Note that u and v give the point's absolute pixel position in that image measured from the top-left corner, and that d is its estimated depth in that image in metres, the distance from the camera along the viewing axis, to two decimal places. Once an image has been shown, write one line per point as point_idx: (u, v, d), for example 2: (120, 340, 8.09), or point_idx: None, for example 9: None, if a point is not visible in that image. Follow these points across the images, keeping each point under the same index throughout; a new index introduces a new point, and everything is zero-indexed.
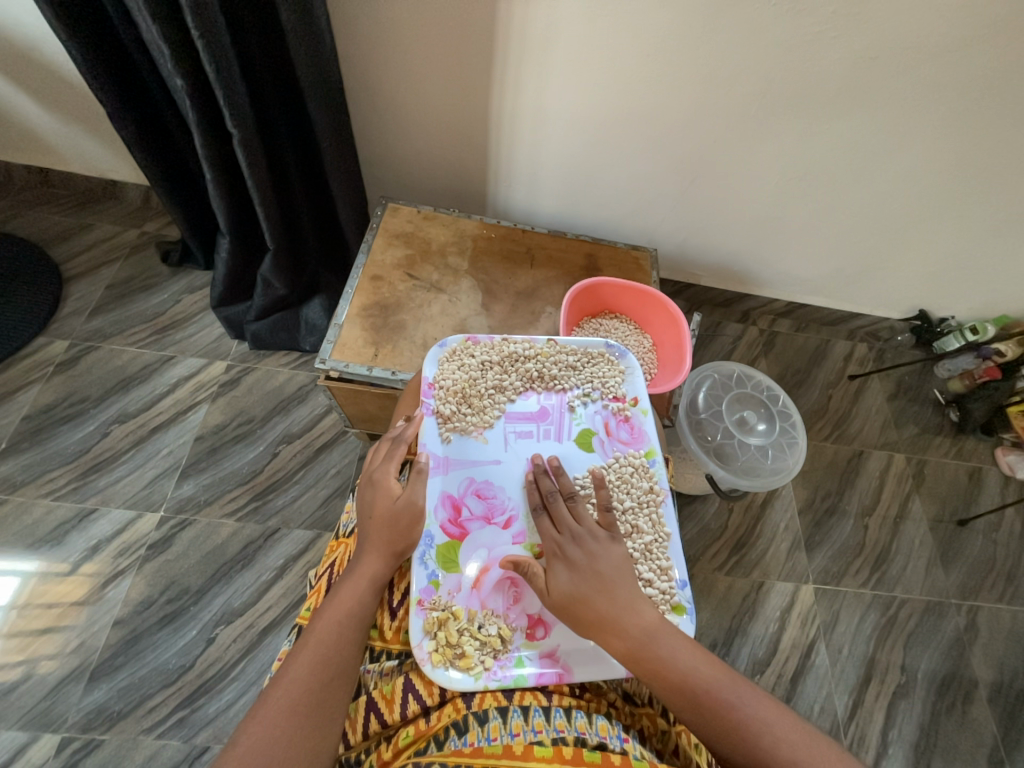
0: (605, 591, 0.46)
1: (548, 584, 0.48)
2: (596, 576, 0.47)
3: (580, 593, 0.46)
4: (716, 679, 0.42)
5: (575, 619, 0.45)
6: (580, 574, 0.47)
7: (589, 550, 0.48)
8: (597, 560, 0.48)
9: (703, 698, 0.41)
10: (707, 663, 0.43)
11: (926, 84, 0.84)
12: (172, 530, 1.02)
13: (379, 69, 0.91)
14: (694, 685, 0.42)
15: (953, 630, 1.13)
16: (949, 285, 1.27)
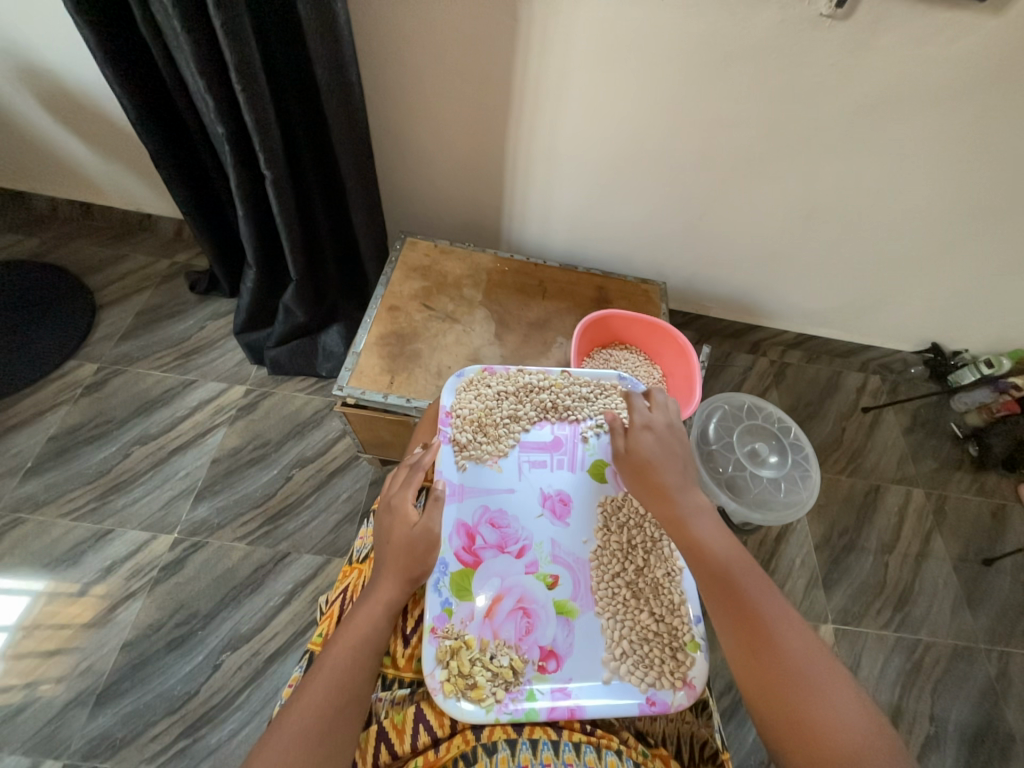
0: (678, 465, 0.54)
1: (631, 452, 0.55)
2: (673, 459, 0.54)
3: (659, 459, 0.54)
4: (754, 578, 0.48)
5: (648, 482, 0.53)
6: (661, 444, 0.55)
7: (670, 433, 0.56)
8: (677, 443, 0.55)
9: (735, 583, 0.47)
10: (751, 567, 0.49)
11: (927, 128, 0.87)
12: (185, 552, 1.04)
13: (402, 115, 0.98)
14: (731, 573, 0.48)
15: (984, 678, 1.07)
16: (959, 319, 1.27)
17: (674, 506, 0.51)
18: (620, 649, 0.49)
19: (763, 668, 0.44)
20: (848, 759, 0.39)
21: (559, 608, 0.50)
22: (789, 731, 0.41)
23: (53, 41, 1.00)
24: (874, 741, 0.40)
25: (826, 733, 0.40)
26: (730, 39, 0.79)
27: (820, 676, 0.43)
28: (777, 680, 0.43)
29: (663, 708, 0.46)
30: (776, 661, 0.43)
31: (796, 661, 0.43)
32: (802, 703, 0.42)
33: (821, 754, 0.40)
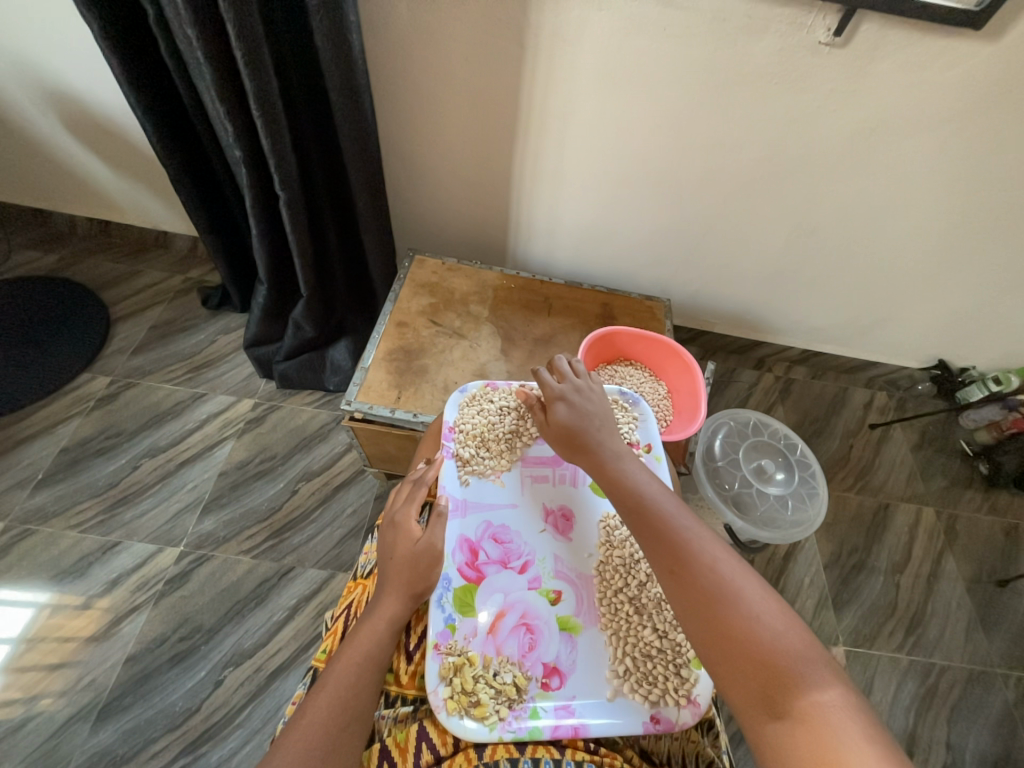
0: (593, 419, 0.55)
1: (548, 415, 0.57)
2: (589, 413, 0.56)
3: (575, 418, 0.55)
4: (668, 505, 0.47)
5: (568, 440, 0.55)
6: (578, 405, 0.56)
7: (586, 394, 0.58)
8: (593, 401, 0.57)
9: (648, 513, 0.47)
10: (666, 496, 0.49)
11: (925, 151, 0.89)
12: (190, 565, 1.04)
13: (412, 139, 1.01)
14: (644, 504, 0.48)
15: (1002, 704, 1.04)
16: (965, 337, 1.27)
17: (590, 456, 0.53)
18: (624, 665, 0.47)
19: (681, 591, 0.42)
20: (770, 667, 0.37)
21: (562, 624, 0.49)
22: (713, 648, 0.40)
23: (80, 69, 1.05)
24: (795, 644, 0.38)
25: (748, 646, 0.38)
26: (731, 65, 0.81)
27: (738, 587, 0.41)
28: (695, 600, 0.41)
29: (668, 727, 0.44)
30: (694, 580, 0.42)
31: (714, 576, 0.42)
32: (722, 618, 0.40)
33: (741, 665, 0.38)
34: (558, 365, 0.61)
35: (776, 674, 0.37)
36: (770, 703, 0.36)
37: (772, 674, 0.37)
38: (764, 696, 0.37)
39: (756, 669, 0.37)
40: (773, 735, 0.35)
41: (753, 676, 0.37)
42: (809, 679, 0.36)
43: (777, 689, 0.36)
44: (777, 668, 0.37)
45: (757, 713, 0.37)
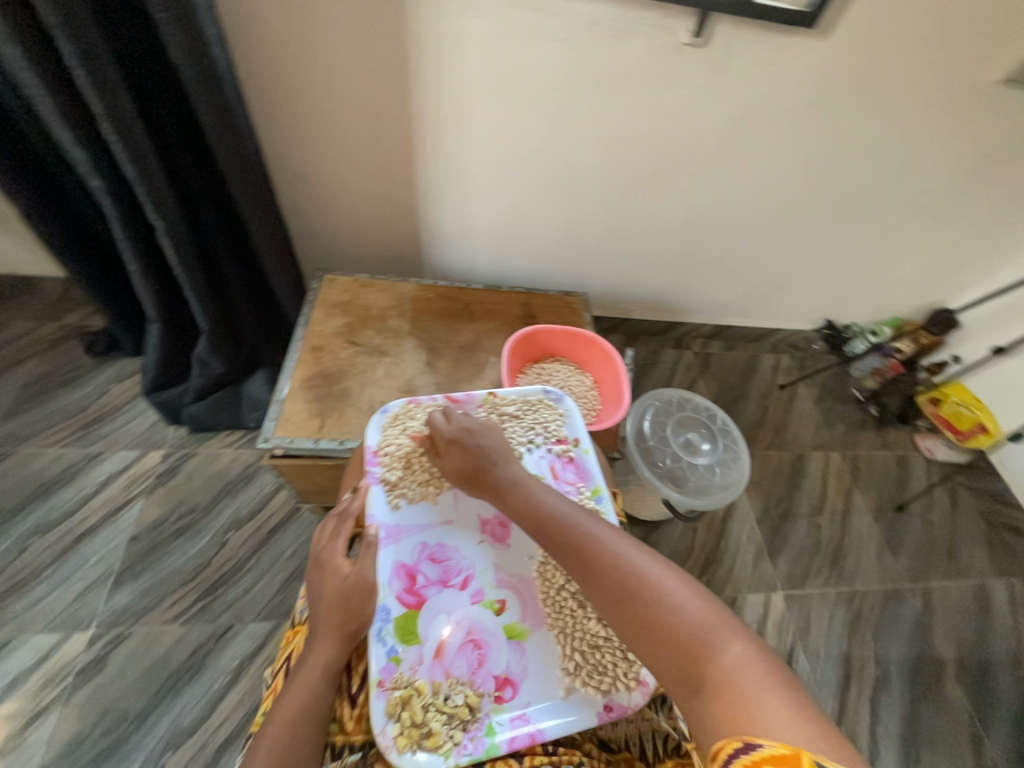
0: (487, 452, 0.54)
1: (442, 459, 0.55)
2: (482, 448, 0.54)
3: (470, 456, 0.54)
4: (569, 514, 0.48)
5: (469, 482, 0.53)
6: (468, 444, 0.54)
7: (477, 430, 0.56)
8: (484, 435, 0.55)
9: (552, 529, 0.47)
10: (567, 506, 0.49)
11: (787, 136, 0.99)
12: (106, 647, 0.92)
13: (303, 153, 0.96)
14: (547, 520, 0.48)
15: (913, 614, 1.19)
16: (844, 297, 1.44)
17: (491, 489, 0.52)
18: (574, 661, 0.48)
19: (597, 597, 0.43)
20: (680, 644, 0.37)
21: (509, 633, 0.49)
22: (634, 643, 0.40)
23: None
24: (698, 613, 0.39)
25: (659, 632, 0.39)
26: (609, 66, 0.85)
27: (641, 577, 0.42)
28: (609, 603, 0.42)
29: (621, 712, 0.45)
30: (603, 584, 0.43)
31: (618, 574, 0.42)
32: (633, 613, 0.40)
33: (658, 651, 0.38)
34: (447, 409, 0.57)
35: (687, 649, 0.37)
36: (689, 682, 0.36)
37: (684, 652, 0.37)
38: (682, 677, 0.37)
39: (669, 651, 0.38)
40: (697, 714, 0.35)
41: (668, 658, 0.38)
42: (714, 644, 0.37)
43: (692, 665, 0.36)
44: (686, 643, 0.37)
45: (683, 696, 0.36)
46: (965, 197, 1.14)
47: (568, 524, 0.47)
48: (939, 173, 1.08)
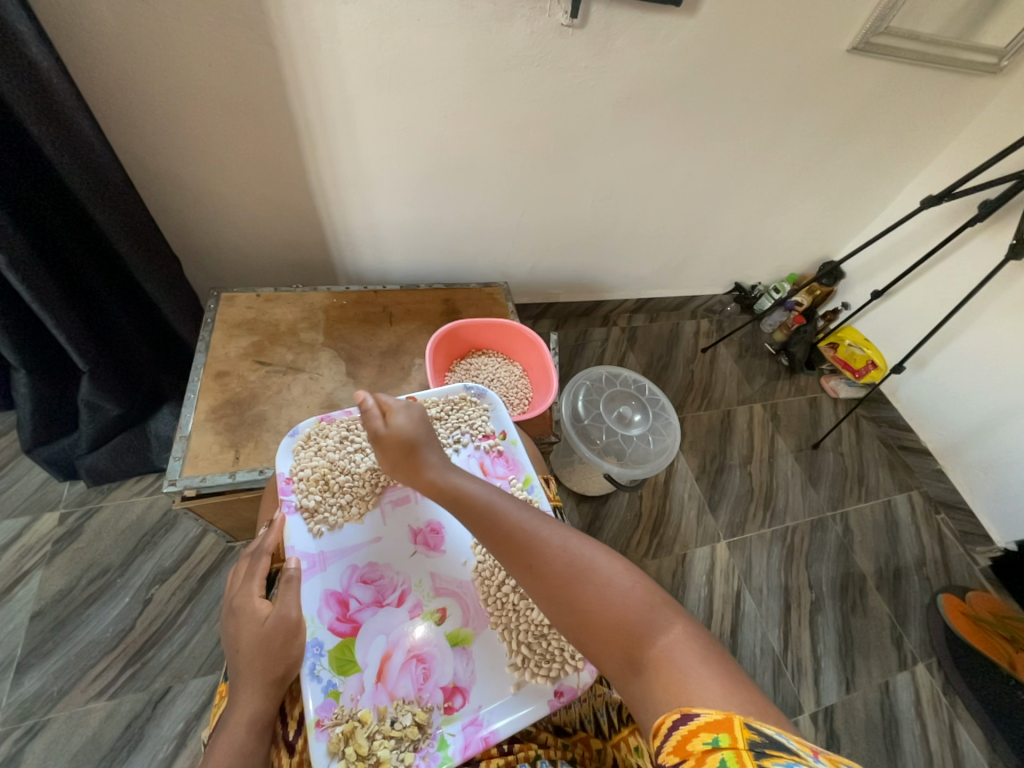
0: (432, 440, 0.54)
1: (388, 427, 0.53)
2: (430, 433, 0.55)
3: (415, 438, 0.53)
4: (511, 507, 0.48)
5: (411, 460, 0.52)
6: (417, 423, 0.54)
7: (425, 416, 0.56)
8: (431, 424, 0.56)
9: (496, 522, 0.47)
10: (513, 499, 0.49)
11: (675, 111, 1.03)
12: (17, 745, 0.80)
13: (174, 162, 0.87)
14: (490, 515, 0.47)
15: (836, 538, 1.32)
16: (747, 260, 1.55)
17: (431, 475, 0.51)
18: (521, 655, 0.48)
19: (541, 586, 0.43)
20: (624, 626, 0.38)
21: (453, 640, 0.48)
22: (578, 628, 0.40)
23: None
24: (641, 596, 0.40)
25: (603, 616, 0.39)
26: (495, 50, 0.84)
27: (588, 563, 0.42)
28: (553, 591, 0.42)
29: (572, 694, 0.45)
30: (548, 573, 0.42)
31: (565, 561, 0.43)
32: (578, 598, 0.41)
33: (602, 634, 0.38)
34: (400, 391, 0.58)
35: (631, 631, 0.38)
36: (631, 663, 0.37)
37: (628, 633, 0.38)
38: (626, 657, 0.37)
39: (613, 634, 0.38)
40: (637, 693, 0.35)
41: (613, 641, 0.38)
42: (658, 625, 0.38)
43: (635, 646, 0.37)
44: (631, 624, 0.38)
45: (626, 677, 0.37)
46: (835, 159, 1.26)
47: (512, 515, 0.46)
48: (811, 137, 1.18)
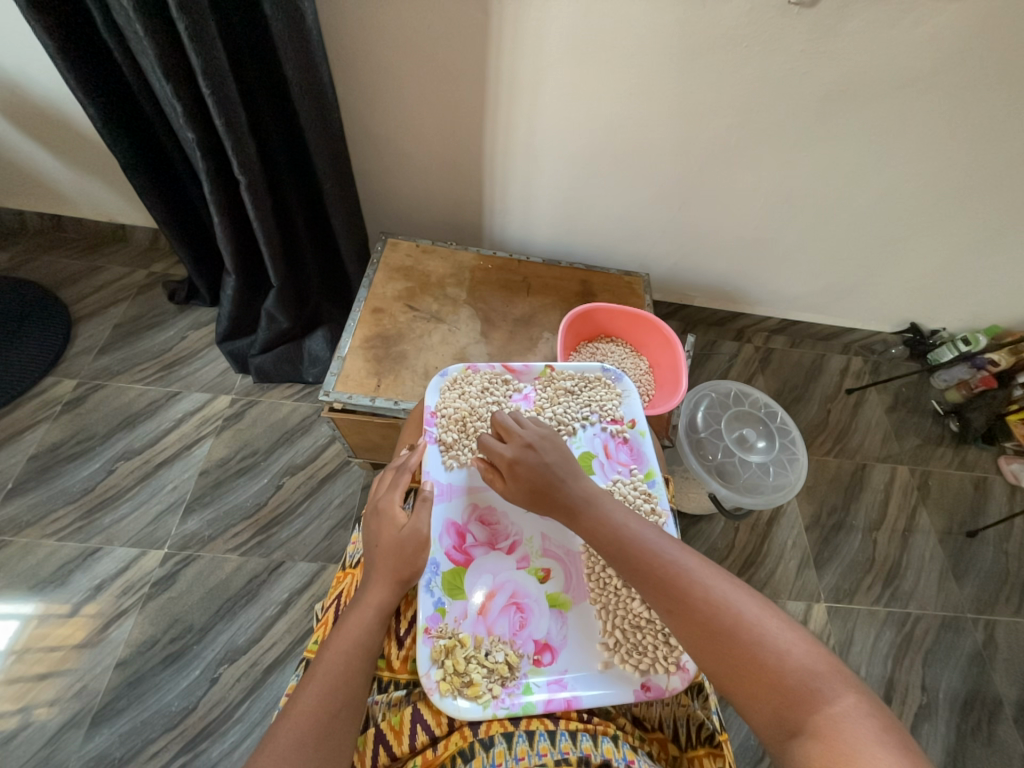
0: (562, 464, 0.53)
1: (507, 484, 0.53)
2: (551, 465, 0.52)
3: (542, 474, 0.52)
4: (651, 540, 0.46)
5: (538, 498, 0.52)
6: (540, 458, 0.53)
7: (545, 442, 0.54)
8: (550, 450, 0.53)
9: (639, 556, 0.46)
10: (642, 533, 0.47)
11: (896, 111, 0.89)
12: (176, 566, 1.02)
13: (376, 115, 0.96)
14: (628, 546, 0.47)
15: (972, 646, 1.10)
16: (936, 299, 1.30)
17: (564, 508, 0.50)
18: (613, 638, 0.50)
19: (686, 631, 0.41)
20: (779, 688, 0.37)
21: (552, 601, 0.51)
22: (723, 677, 0.39)
23: (12, 49, 0.97)
24: (804, 659, 0.38)
25: (758, 673, 0.38)
26: (701, 29, 0.79)
27: (740, 614, 0.41)
28: (701, 638, 0.41)
29: (658, 692, 0.46)
30: (696, 619, 0.41)
31: (716, 609, 0.41)
32: (730, 650, 0.39)
33: (754, 690, 0.38)
34: (503, 424, 0.55)
35: (789, 694, 0.37)
36: (790, 724, 0.36)
37: (787, 696, 0.37)
38: (781, 720, 0.36)
39: (768, 693, 0.37)
40: (793, 756, 0.34)
41: (765, 700, 0.37)
42: (822, 693, 0.36)
43: (792, 710, 0.36)
44: (788, 689, 0.37)
45: (778, 735, 0.36)
46: None
47: (651, 552, 0.45)
48: None
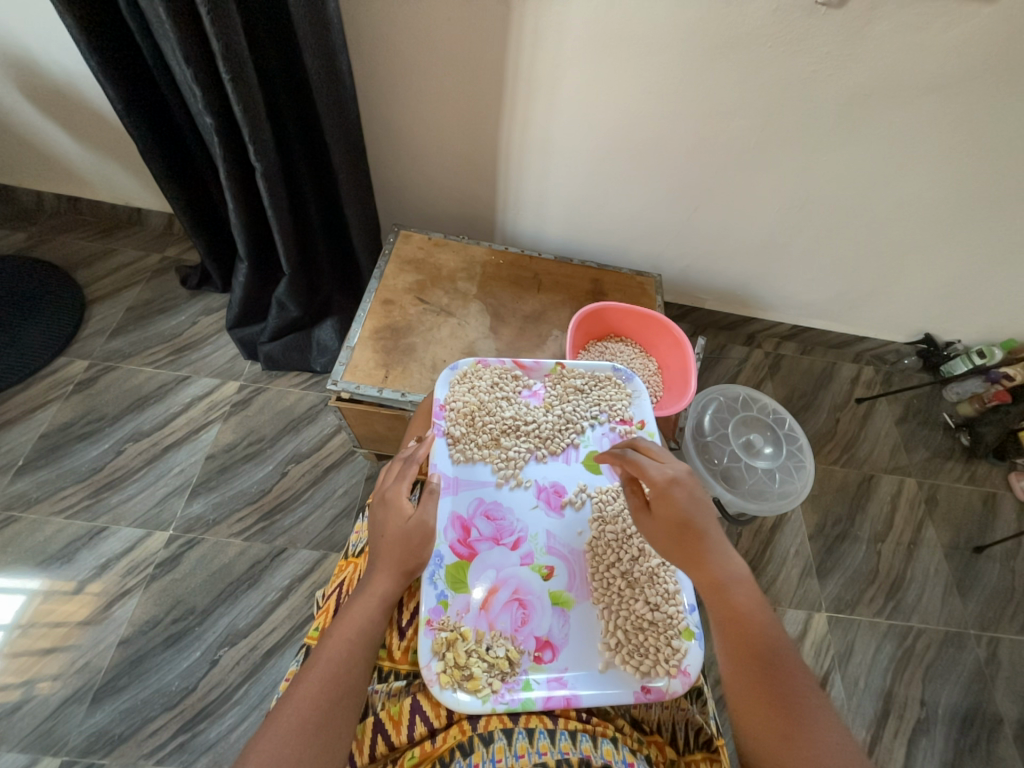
0: (712, 522, 0.51)
1: (657, 506, 0.51)
2: (700, 509, 0.51)
3: (696, 518, 0.50)
4: (771, 642, 0.46)
5: (678, 535, 0.50)
6: (696, 501, 0.51)
7: (696, 486, 0.52)
8: (701, 493, 0.52)
9: (762, 648, 0.45)
10: (767, 626, 0.47)
11: (919, 117, 0.87)
12: (180, 548, 1.03)
13: (393, 106, 0.96)
14: (751, 632, 0.46)
15: (974, 662, 1.09)
16: (952, 311, 1.28)
17: (703, 561, 0.49)
18: (615, 638, 0.50)
19: (772, 730, 0.42)
20: None
21: (555, 599, 0.51)
22: None
23: (35, 29, 0.97)
24: None
25: None
26: (723, 27, 0.78)
27: (849, 763, 0.40)
28: (793, 751, 0.41)
29: (658, 695, 0.47)
30: (790, 729, 0.41)
31: (823, 740, 0.41)
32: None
33: None
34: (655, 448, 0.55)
35: None
36: None
37: None
38: None
39: None
40: None
41: None
42: None
43: None
44: None
45: None
46: None
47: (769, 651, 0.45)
48: None
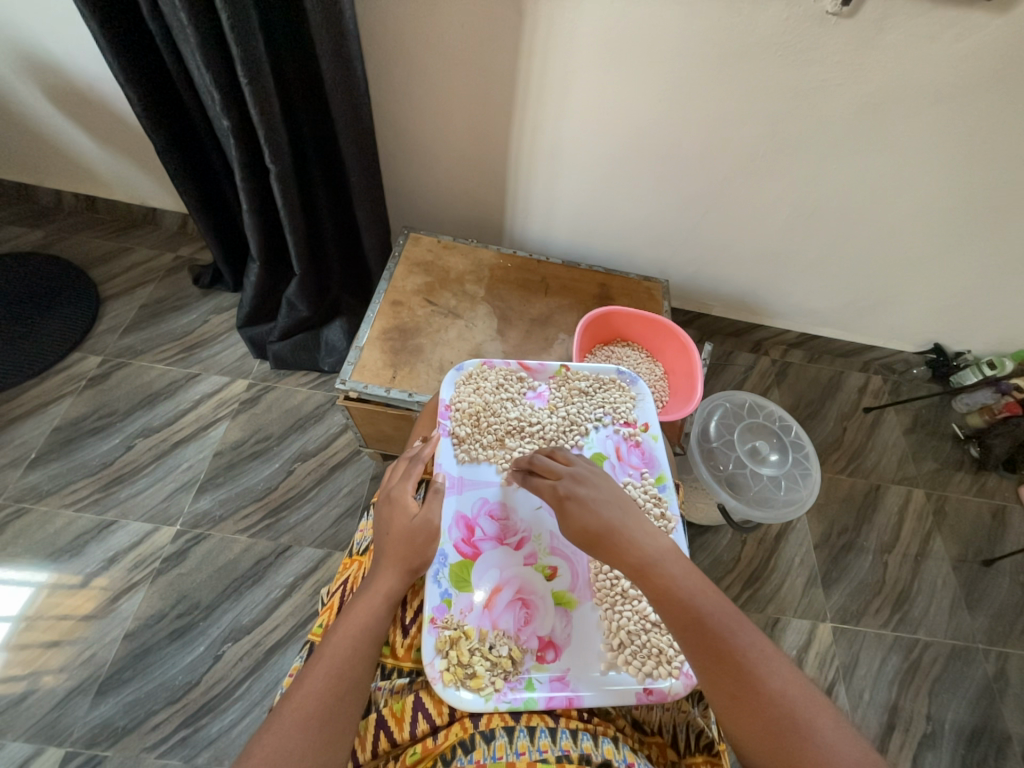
0: (620, 513, 0.48)
1: (562, 519, 0.49)
2: (606, 506, 0.49)
3: (602, 517, 0.48)
4: (716, 617, 0.42)
5: (591, 543, 0.47)
6: (597, 499, 0.49)
7: (597, 483, 0.51)
8: (604, 486, 0.51)
9: (712, 633, 0.42)
10: (707, 602, 0.43)
11: (930, 127, 0.87)
12: (187, 544, 1.04)
13: (405, 111, 0.98)
14: (696, 617, 0.42)
15: (982, 677, 1.07)
16: (962, 321, 1.27)
17: (626, 559, 0.45)
18: (618, 639, 0.50)
19: (745, 719, 0.39)
20: None
21: (558, 599, 0.52)
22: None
23: (59, 32, 1.00)
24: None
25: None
26: (733, 37, 0.79)
27: (813, 718, 0.38)
28: (767, 732, 0.38)
29: (660, 697, 0.47)
30: (760, 710, 0.39)
31: (788, 706, 0.39)
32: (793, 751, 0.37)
33: None
34: (552, 457, 0.54)
35: None
36: None
37: None
38: None
39: None
40: None
41: None
42: None
43: None
44: None
45: None
46: None
47: (716, 629, 0.42)
48: None
